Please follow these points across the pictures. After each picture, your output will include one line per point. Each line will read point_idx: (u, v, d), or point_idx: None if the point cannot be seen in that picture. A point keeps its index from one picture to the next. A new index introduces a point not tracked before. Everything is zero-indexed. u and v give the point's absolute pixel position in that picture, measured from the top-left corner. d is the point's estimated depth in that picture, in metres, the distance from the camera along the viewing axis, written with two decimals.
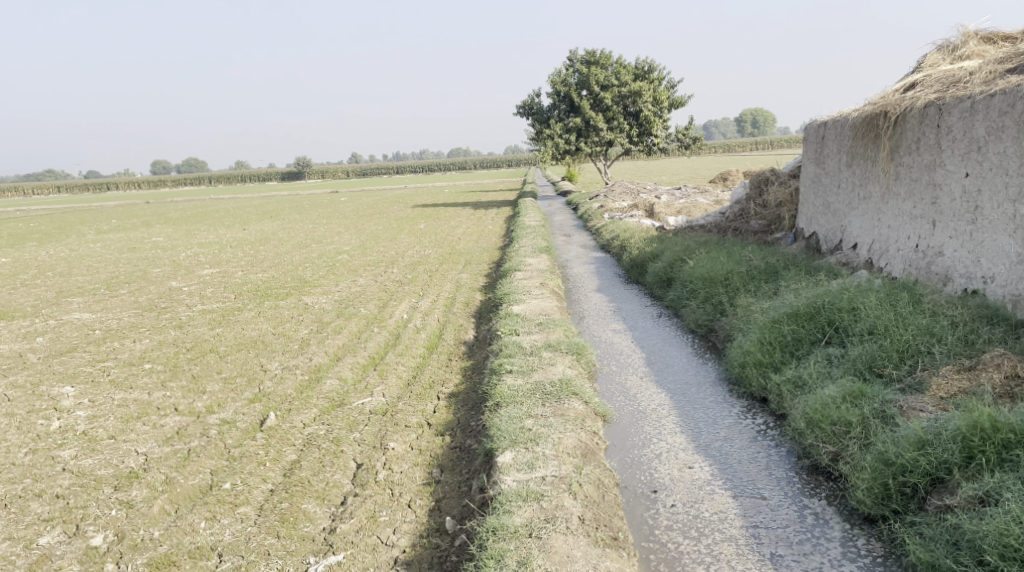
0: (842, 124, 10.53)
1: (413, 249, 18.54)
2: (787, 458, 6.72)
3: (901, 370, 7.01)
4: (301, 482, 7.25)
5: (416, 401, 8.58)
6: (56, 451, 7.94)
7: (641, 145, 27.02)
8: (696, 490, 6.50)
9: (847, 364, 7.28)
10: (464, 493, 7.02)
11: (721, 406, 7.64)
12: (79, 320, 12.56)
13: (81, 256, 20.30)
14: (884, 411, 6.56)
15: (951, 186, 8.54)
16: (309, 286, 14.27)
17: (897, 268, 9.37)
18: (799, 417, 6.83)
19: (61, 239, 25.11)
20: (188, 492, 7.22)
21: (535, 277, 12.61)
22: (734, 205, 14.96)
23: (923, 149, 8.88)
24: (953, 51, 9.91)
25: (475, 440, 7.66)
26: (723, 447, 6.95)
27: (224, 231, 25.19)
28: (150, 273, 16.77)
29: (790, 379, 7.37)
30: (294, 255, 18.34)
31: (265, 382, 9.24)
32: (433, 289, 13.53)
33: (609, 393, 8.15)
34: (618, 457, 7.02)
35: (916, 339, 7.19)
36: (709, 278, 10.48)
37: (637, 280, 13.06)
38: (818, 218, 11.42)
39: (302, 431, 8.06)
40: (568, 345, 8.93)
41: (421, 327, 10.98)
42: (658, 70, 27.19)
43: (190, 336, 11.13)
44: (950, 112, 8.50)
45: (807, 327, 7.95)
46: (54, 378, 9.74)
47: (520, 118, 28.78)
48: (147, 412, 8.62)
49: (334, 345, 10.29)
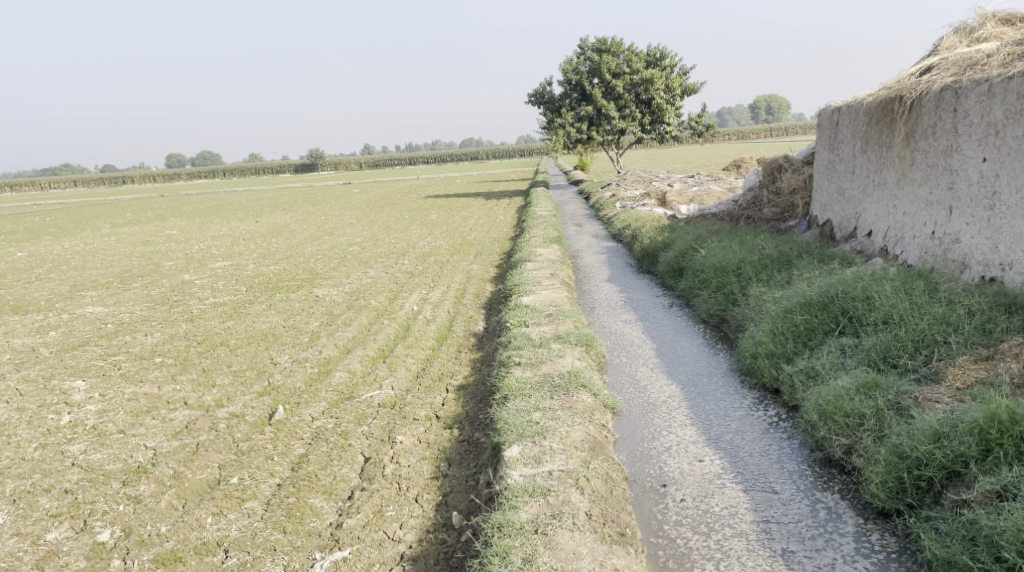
0: (856, 110, 10.36)
1: (424, 240, 18.49)
2: (799, 451, 6.61)
3: (917, 360, 6.87)
4: (308, 476, 7.20)
5: (425, 393, 8.51)
6: (66, 446, 7.92)
7: (653, 132, 26.84)
8: (706, 484, 6.40)
9: (861, 354, 7.14)
10: (471, 488, 6.96)
11: (732, 398, 7.52)
12: (92, 313, 12.58)
13: (95, 250, 20.36)
14: (899, 403, 6.42)
15: (968, 171, 8.37)
16: (321, 278, 14.22)
17: (913, 256, 9.21)
18: (811, 408, 6.71)
19: (76, 233, 25.14)
20: (195, 487, 7.18)
21: (546, 268, 12.51)
22: (747, 193, 14.80)
23: (939, 134, 8.72)
24: (970, 34, 9.73)
25: (483, 434, 7.59)
26: (735, 439, 6.84)
27: (237, 223, 25.20)
28: (163, 266, 16.79)
29: (803, 369, 7.25)
30: (306, 247, 18.29)
31: (275, 375, 9.19)
32: (445, 280, 13.44)
33: (620, 384, 8.05)
34: (627, 451, 6.92)
35: (931, 329, 7.05)
36: (721, 267, 10.35)
37: (648, 270, 12.93)
38: (833, 205, 11.25)
39: (310, 425, 8.01)
40: (578, 336, 8.84)
41: (431, 318, 10.92)
42: (670, 57, 27.00)
43: (201, 329, 11.09)
44: (967, 95, 8.34)
45: (820, 317, 7.81)
46: (65, 372, 9.72)
47: (532, 107, 28.64)
48: (156, 406, 8.59)
49: (344, 337, 10.23)
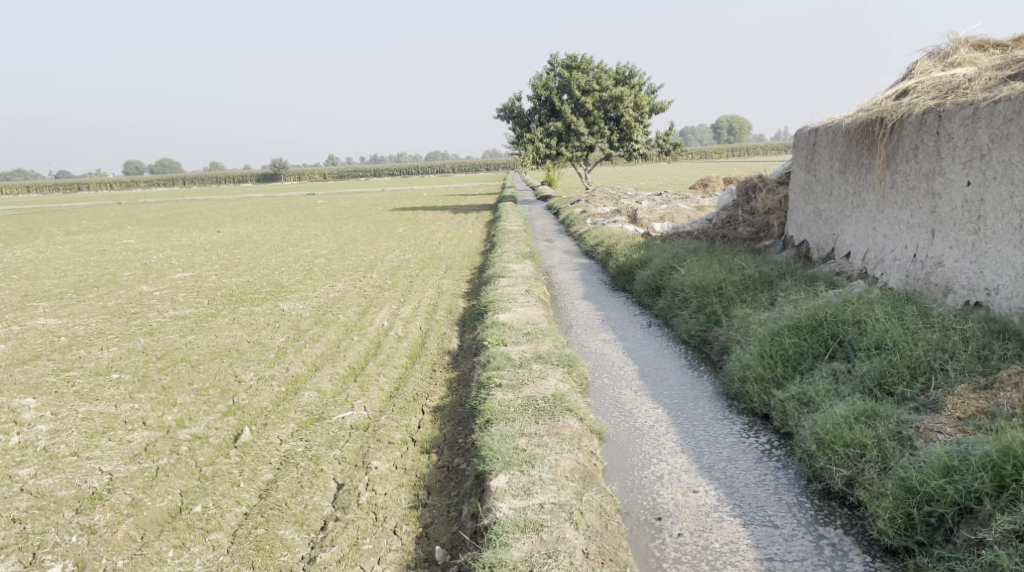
0: (834, 131, 10.26)
1: (392, 253, 18.14)
2: (796, 482, 6.41)
3: (914, 388, 6.71)
4: (278, 504, 6.84)
5: (400, 415, 8.16)
6: (14, 470, 7.46)
7: (622, 149, 26.78)
8: (703, 517, 6.16)
9: (855, 381, 6.97)
10: (453, 519, 6.64)
11: (721, 423, 7.30)
12: (44, 325, 12.03)
13: (47, 258, 19.66)
14: (900, 433, 6.26)
15: (952, 195, 8.26)
16: (286, 291, 13.80)
17: (894, 279, 9.08)
18: (807, 437, 6.52)
19: (28, 241, 24.41)
20: (155, 516, 6.81)
21: (520, 284, 12.21)
22: (721, 212, 14.69)
23: (921, 157, 8.62)
24: (944, 58, 9.70)
25: (464, 459, 7.27)
26: (728, 468, 6.61)
27: (198, 233, 24.62)
28: (120, 276, 16.25)
29: (795, 396, 7.06)
30: (270, 259, 17.81)
31: (239, 394, 8.77)
32: (416, 295, 13.10)
33: (604, 408, 7.78)
34: (618, 480, 6.65)
35: (927, 355, 6.88)
36: (701, 286, 10.16)
37: (624, 287, 12.70)
38: (809, 225, 11.13)
39: (279, 448, 7.63)
40: (559, 356, 8.58)
41: (403, 335, 10.58)
42: (639, 75, 26.98)
43: (160, 344, 10.62)
44: (951, 118, 8.24)
45: (809, 341, 7.62)
46: (15, 389, 9.22)
47: (501, 121, 28.39)
48: (113, 426, 8.14)
49: (312, 354, 9.85)
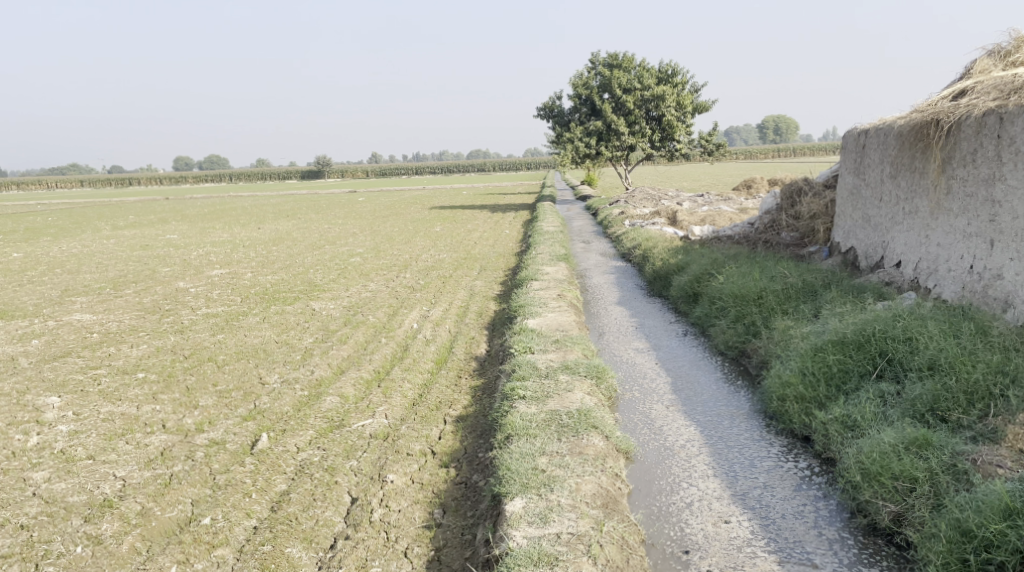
0: (885, 132, 9.69)
1: (427, 253, 17.82)
2: (837, 515, 5.96)
3: (971, 415, 6.20)
4: (288, 519, 6.53)
5: (421, 424, 7.80)
6: (28, 472, 7.26)
7: (663, 149, 26.08)
8: (734, 552, 5.73)
9: (905, 404, 6.49)
10: (467, 543, 6.28)
11: (758, 445, 6.83)
12: (79, 321, 11.90)
13: (91, 253, 19.70)
14: (955, 466, 5.79)
15: (1013, 203, 7.68)
16: (319, 290, 13.54)
17: (947, 291, 8.50)
18: (852, 466, 6.05)
19: (76, 234, 24.60)
20: (163, 528, 6.54)
21: (553, 287, 11.81)
22: (764, 216, 14.13)
23: (979, 162, 8.06)
24: (1005, 57, 9.07)
25: (482, 477, 6.92)
26: (764, 497, 6.17)
27: (241, 229, 24.57)
28: (159, 272, 16.15)
29: (839, 418, 6.58)
30: (307, 257, 17.60)
31: (262, 397, 8.49)
32: (447, 297, 12.75)
33: (632, 425, 7.34)
34: (643, 507, 6.23)
35: (986, 378, 6.36)
36: (741, 295, 9.67)
37: (660, 294, 12.22)
38: (857, 231, 10.55)
39: (295, 457, 7.33)
40: (587, 367, 8.16)
41: (431, 338, 10.24)
42: (682, 73, 26.28)
43: (190, 342, 10.41)
44: (1014, 121, 7.67)
45: (855, 358, 7.11)
46: (42, 386, 9.06)
47: (541, 120, 28.01)
48: (132, 429, 7.91)
49: (338, 356, 9.55)
